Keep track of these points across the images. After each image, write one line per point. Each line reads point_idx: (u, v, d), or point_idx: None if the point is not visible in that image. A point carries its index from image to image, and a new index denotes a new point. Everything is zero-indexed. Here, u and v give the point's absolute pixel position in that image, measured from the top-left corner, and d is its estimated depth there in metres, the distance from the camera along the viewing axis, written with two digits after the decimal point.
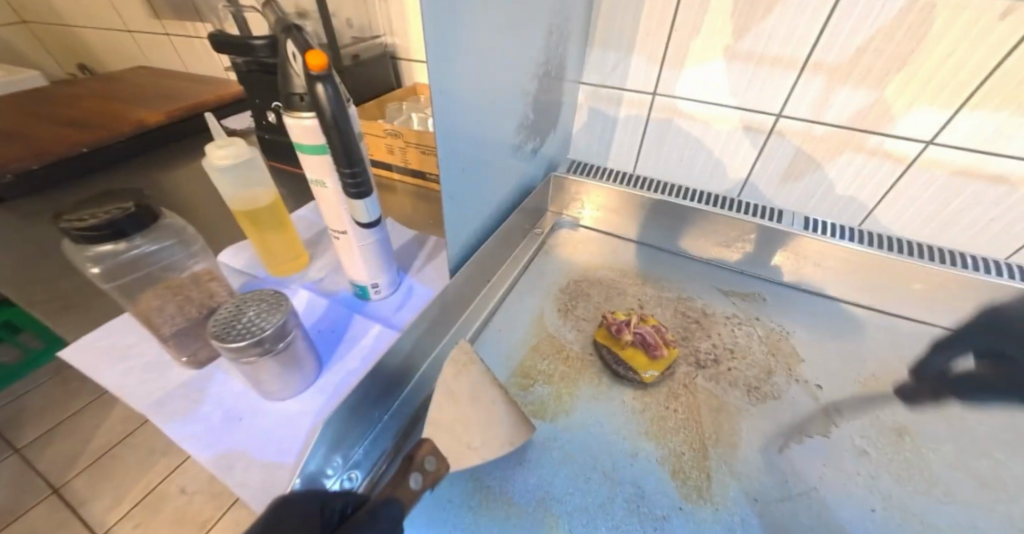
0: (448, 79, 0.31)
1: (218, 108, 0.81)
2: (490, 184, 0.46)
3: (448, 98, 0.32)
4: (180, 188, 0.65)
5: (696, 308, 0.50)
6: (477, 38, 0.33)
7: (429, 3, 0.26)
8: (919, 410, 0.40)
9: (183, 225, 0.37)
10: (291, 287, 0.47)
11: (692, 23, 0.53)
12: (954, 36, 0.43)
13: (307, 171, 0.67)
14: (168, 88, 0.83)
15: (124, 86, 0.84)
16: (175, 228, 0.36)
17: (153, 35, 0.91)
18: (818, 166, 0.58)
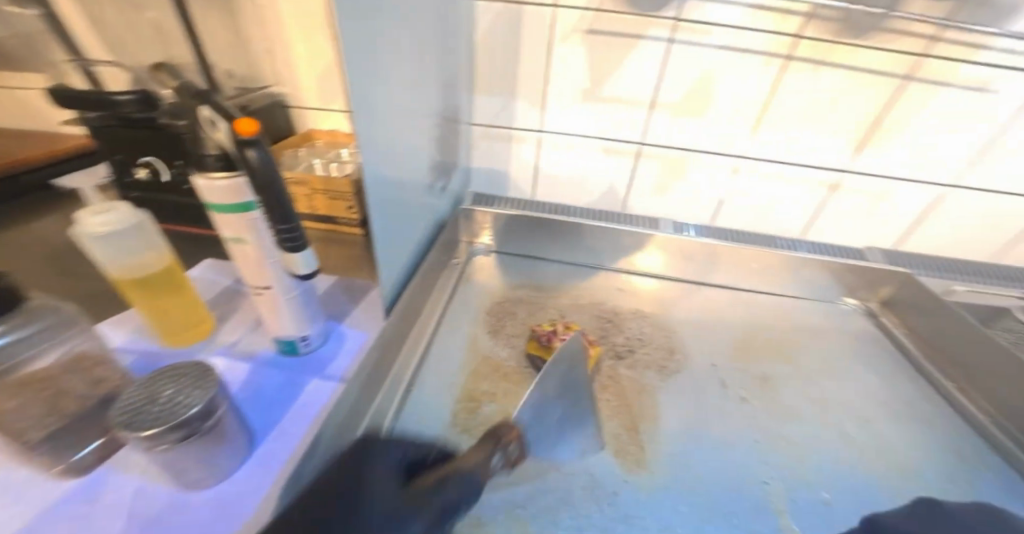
0: (371, 133, 0.34)
1: None
2: (411, 223, 0.49)
3: (372, 150, 0.34)
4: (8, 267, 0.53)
5: (608, 308, 0.57)
6: (390, 96, 0.37)
7: (354, 71, 0.29)
8: (774, 359, 0.53)
9: (54, 306, 0.31)
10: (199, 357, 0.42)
11: (562, 72, 0.63)
12: (742, 82, 0.60)
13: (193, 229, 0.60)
14: None
15: None
16: (45, 313, 0.31)
17: None
18: (674, 181, 0.72)
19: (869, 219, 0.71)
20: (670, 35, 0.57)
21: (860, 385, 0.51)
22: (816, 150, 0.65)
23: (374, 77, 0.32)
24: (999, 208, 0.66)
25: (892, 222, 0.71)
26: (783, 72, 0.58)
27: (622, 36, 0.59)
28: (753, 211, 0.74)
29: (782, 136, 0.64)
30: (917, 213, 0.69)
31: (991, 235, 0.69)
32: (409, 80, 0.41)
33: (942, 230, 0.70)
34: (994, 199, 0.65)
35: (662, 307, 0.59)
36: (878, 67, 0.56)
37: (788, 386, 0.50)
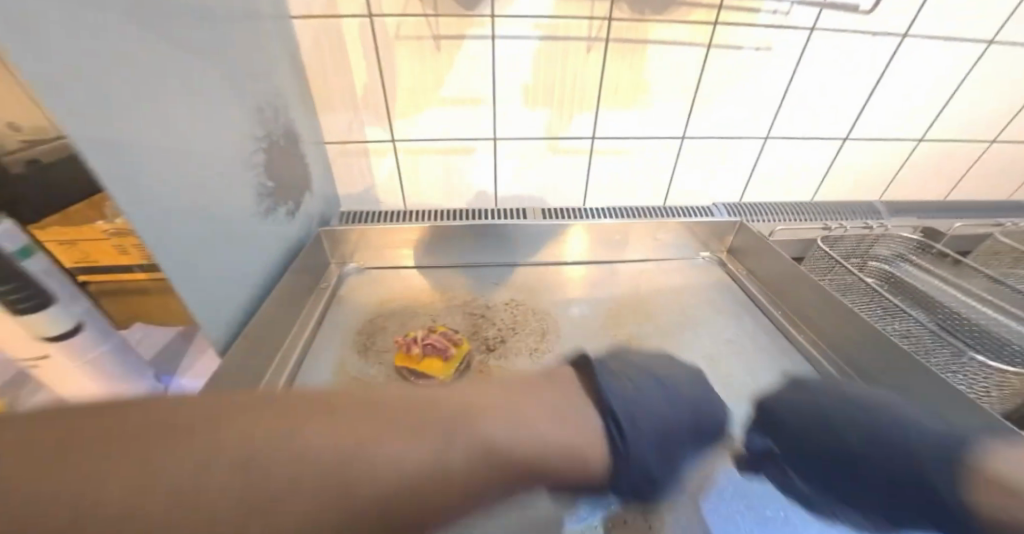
0: (139, 175, 0.31)
1: None
2: (244, 258, 0.46)
3: (143, 189, 0.31)
4: None
5: (479, 305, 0.58)
6: (163, 128, 0.34)
7: (90, 124, 0.26)
8: (637, 321, 0.57)
9: None
10: None
11: (400, 79, 0.63)
12: (570, 69, 0.63)
13: None
14: None
15: None
16: None
17: None
18: (537, 170, 0.74)
19: (713, 178, 0.79)
20: (492, 32, 0.59)
21: (708, 329, 0.56)
22: (653, 122, 0.70)
23: (127, 116, 0.29)
24: (808, 154, 0.77)
25: (731, 179, 0.79)
26: (605, 55, 0.62)
27: (447, 38, 0.60)
28: (615, 187, 0.78)
29: (620, 114, 0.69)
30: (748, 168, 0.78)
31: (807, 178, 0.80)
32: (197, 109, 0.38)
33: (771, 180, 0.80)
34: (802, 146, 0.76)
35: (535, 292, 0.61)
36: (683, 42, 0.62)
37: (650, 344, 0.53)
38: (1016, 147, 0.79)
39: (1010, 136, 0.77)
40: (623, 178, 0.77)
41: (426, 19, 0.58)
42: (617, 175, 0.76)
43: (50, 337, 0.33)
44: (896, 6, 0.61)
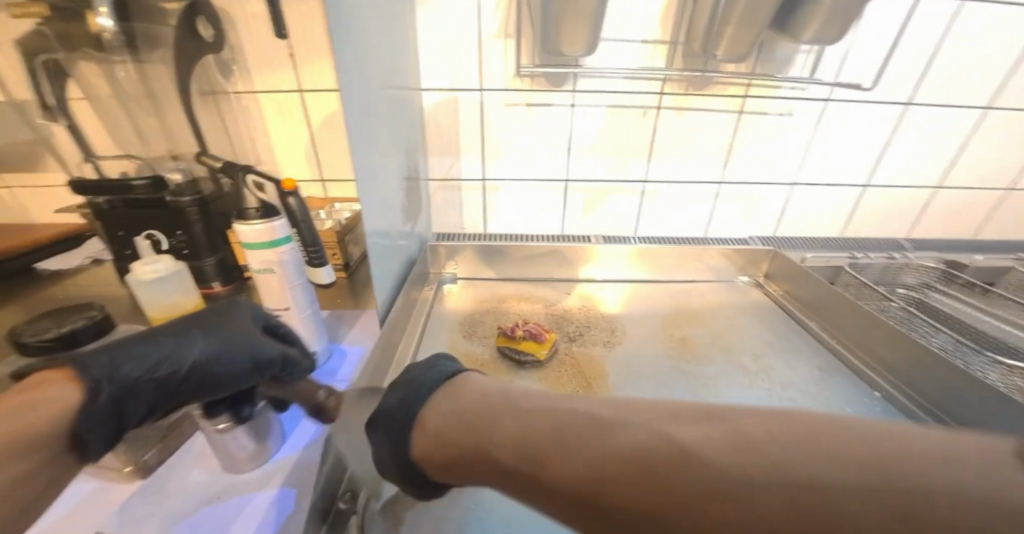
0: (366, 185, 0.48)
1: (75, 236, 0.73)
2: (394, 256, 0.62)
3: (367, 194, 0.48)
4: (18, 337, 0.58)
5: (557, 308, 0.71)
6: (375, 159, 0.51)
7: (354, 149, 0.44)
8: (689, 325, 0.68)
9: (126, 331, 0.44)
10: None
11: (497, 134, 0.82)
12: (630, 128, 0.80)
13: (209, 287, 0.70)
14: None
15: None
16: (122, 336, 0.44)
17: None
18: (598, 206, 0.90)
19: (748, 217, 0.92)
20: (572, 101, 0.78)
21: (752, 335, 0.66)
22: (696, 169, 0.85)
23: (364, 147, 0.47)
24: (835, 197, 0.89)
25: (766, 217, 0.92)
26: (658, 117, 0.79)
27: (536, 105, 0.79)
28: (664, 222, 0.92)
29: (669, 162, 0.84)
30: (780, 208, 0.91)
31: (836, 218, 0.92)
32: (385, 149, 0.56)
33: (801, 220, 0.92)
34: (829, 191, 0.88)
35: (598, 301, 0.74)
36: (721, 107, 0.79)
37: (703, 343, 0.64)
38: None
39: (1023, 184, 0.87)
40: (669, 214, 0.91)
41: (523, 92, 0.78)
42: (664, 211, 0.90)
43: (296, 294, 0.47)
44: (896, 80, 0.76)
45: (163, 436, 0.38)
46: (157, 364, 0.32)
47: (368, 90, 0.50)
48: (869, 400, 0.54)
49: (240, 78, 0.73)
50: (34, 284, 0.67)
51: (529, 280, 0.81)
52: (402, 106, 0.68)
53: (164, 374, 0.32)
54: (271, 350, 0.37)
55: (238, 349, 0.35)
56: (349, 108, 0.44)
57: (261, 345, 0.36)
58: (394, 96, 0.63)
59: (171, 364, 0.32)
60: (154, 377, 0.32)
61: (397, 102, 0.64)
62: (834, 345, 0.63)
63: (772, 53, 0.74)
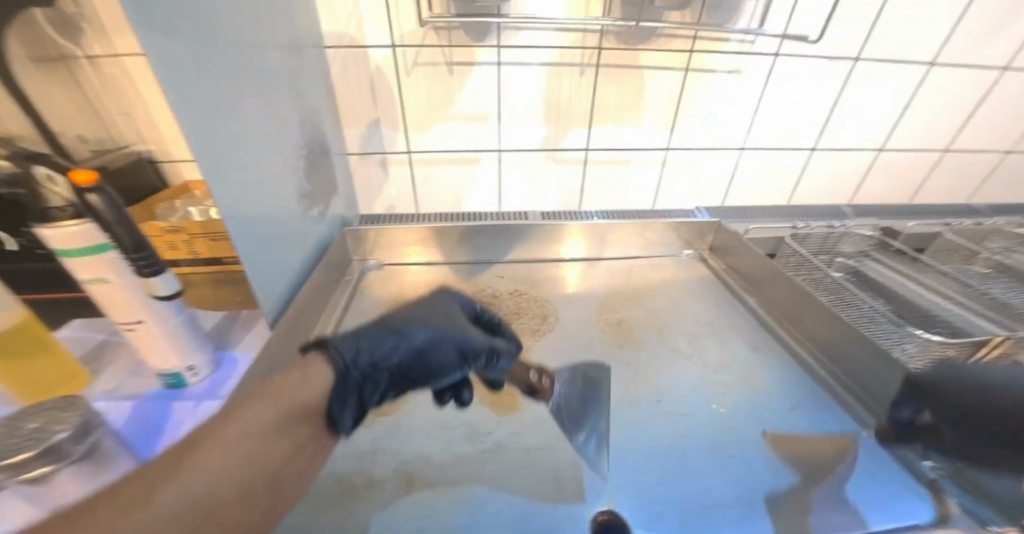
0: (221, 166, 0.39)
1: None
2: (289, 248, 0.54)
3: (224, 178, 0.40)
4: None
5: (487, 294, 0.66)
6: (238, 134, 0.42)
7: (190, 121, 0.35)
8: (625, 306, 0.64)
9: None
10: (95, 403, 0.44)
11: (419, 98, 0.73)
12: (564, 91, 0.73)
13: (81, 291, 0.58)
14: None
15: None
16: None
17: None
18: (538, 178, 0.83)
19: (696, 185, 0.87)
20: (498, 60, 0.69)
21: (689, 314, 0.64)
22: (640, 135, 0.79)
23: (213, 119, 0.38)
24: (782, 162, 0.85)
25: (712, 184, 0.88)
26: (596, 78, 0.72)
27: (459, 64, 0.69)
28: (608, 193, 0.87)
29: (609, 128, 0.78)
30: (728, 175, 0.86)
31: (783, 183, 0.88)
32: (258, 120, 0.47)
33: (749, 187, 0.89)
34: (775, 156, 0.84)
35: (533, 283, 0.69)
36: (663, 66, 0.72)
37: (637, 326, 0.60)
38: (967, 153, 0.88)
39: (960, 144, 0.86)
40: (613, 185, 0.86)
41: (442, 49, 0.68)
42: (608, 182, 0.85)
43: (148, 304, 0.40)
44: (844, 32, 0.71)
45: None
46: (399, 337, 0.33)
47: (223, 48, 0.40)
48: (796, 378, 0.53)
49: (91, 36, 0.59)
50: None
51: (461, 263, 0.75)
52: (295, 68, 0.58)
53: (395, 352, 0.32)
54: (479, 339, 0.37)
55: (455, 334, 0.36)
56: (184, 72, 0.34)
57: (467, 334, 0.36)
58: (276, 55, 0.53)
59: (410, 339, 0.34)
60: (400, 351, 0.33)
61: (282, 64, 0.54)
62: (769, 320, 0.61)
63: (717, 2, 0.67)
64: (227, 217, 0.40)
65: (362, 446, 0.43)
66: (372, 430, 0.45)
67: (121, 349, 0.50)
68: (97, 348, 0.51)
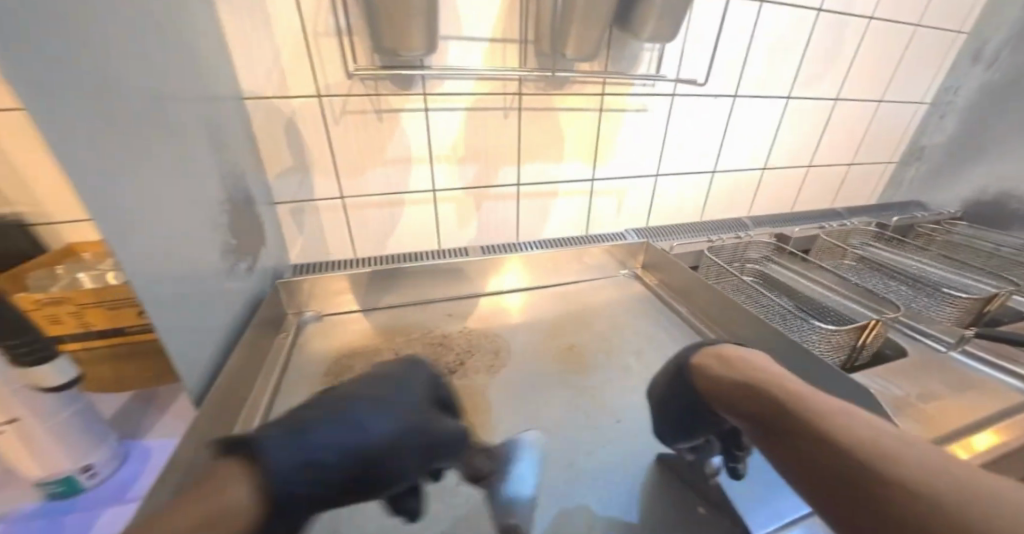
0: (123, 220, 0.36)
1: None
2: (213, 309, 0.49)
3: (124, 233, 0.36)
4: None
5: (438, 335, 0.65)
6: (141, 186, 0.39)
7: (84, 185, 0.32)
8: (574, 331, 0.67)
9: None
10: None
11: (348, 143, 0.72)
12: (494, 131, 0.77)
13: None
14: None
15: None
16: None
17: None
18: (475, 213, 0.85)
19: (621, 208, 0.95)
20: (425, 106, 0.71)
21: (631, 330, 0.68)
22: (567, 167, 0.85)
23: (111, 174, 0.35)
24: (690, 184, 0.97)
25: (635, 208, 0.96)
26: (520, 119, 0.77)
27: (387, 111, 0.70)
28: (544, 223, 0.91)
29: (539, 163, 0.83)
30: (647, 199, 0.96)
31: (693, 202, 1.00)
32: (169, 174, 0.44)
33: (666, 207, 0.98)
34: (683, 179, 0.96)
35: (484, 318, 0.70)
36: (578, 106, 0.79)
37: (588, 349, 0.63)
38: (825, 168, 1.07)
39: (818, 161, 1.05)
40: (548, 215, 0.90)
41: (369, 97, 0.68)
42: (543, 212, 0.90)
43: (33, 397, 0.33)
44: (722, 75, 0.84)
45: None
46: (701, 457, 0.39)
47: (124, 107, 0.38)
48: None
49: None
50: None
51: (408, 306, 0.73)
52: (212, 120, 0.55)
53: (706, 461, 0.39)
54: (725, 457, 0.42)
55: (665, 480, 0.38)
56: (73, 132, 0.31)
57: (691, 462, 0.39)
58: (188, 108, 0.50)
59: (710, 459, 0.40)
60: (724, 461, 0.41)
61: (196, 116, 0.51)
62: (701, 327, 0.68)
63: (617, 52, 0.76)
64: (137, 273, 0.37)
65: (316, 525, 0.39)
66: None
67: None
68: None
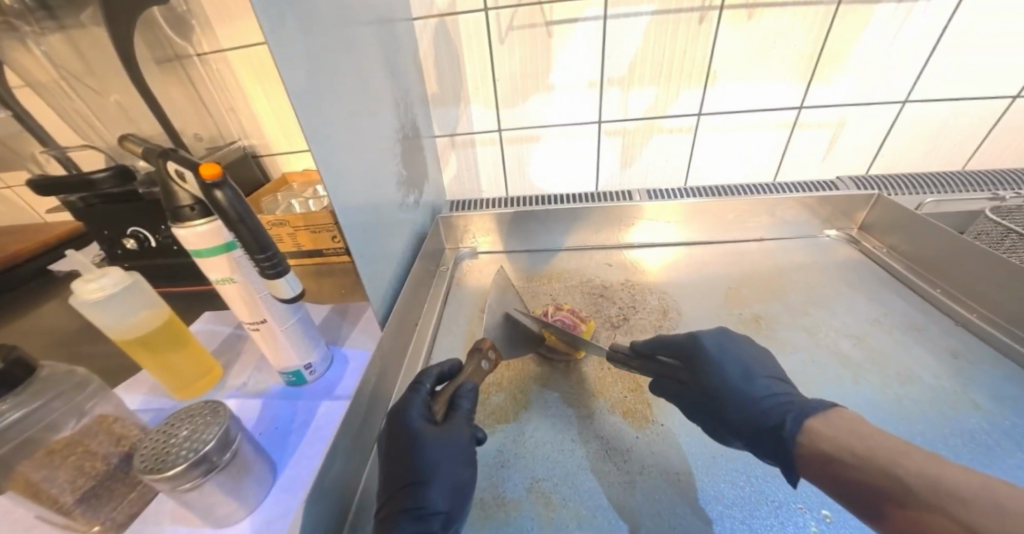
0: (326, 148, 0.36)
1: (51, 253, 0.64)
2: (393, 238, 0.51)
3: (329, 160, 0.37)
4: (30, 340, 0.54)
5: (596, 285, 0.61)
6: (340, 111, 0.39)
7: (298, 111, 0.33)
8: (762, 302, 0.56)
9: (199, 413, 0.33)
10: (226, 397, 0.44)
11: (512, 68, 0.65)
12: (680, 44, 0.62)
13: (210, 285, 0.61)
14: None
15: None
16: (216, 412, 0.33)
17: None
18: (640, 149, 0.74)
19: (834, 151, 0.73)
20: (603, 14, 0.60)
21: (849, 312, 0.52)
22: (771, 89, 0.66)
23: (315, 99, 0.35)
24: (967, 116, 0.66)
25: (858, 149, 0.72)
26: (718, 23, 0.60)
27: (560, 22, 0.61)
28: (722, 164, 0.75)
29: (730, 87, 0.66)
30: (881, 138, 0.70)
31: (960, 144, 0.70)
32: (359, 102, 0.44)
33: (910, 150, 0.71)
34: (956, 109, 0.66)
35: (646, 276, 0.62)
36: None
37: (781, 325, 0.52)
38: None
39: None
40: (730, 153, 0.74)
41: (541, 6, 0.60)
42: (725, 150, 0.73)
43: (272, 304, 0.39)
44: None
45: (138, 482, 0.34)
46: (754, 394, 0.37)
47: (321, 27, 0.37)
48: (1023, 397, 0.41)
49: (199, 33, 0.60)
50: (17, 298, 0.60)
51: (561, 250, 0.69)
52: (389, 43, 0.54)
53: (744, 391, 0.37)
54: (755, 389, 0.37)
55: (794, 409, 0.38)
56: (284, 53, 0.32)
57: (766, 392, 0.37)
58: (371, 32, 0.48)
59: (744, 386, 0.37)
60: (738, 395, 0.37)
61: (378, 39, 0.50)
62: (972, 318, 0.49)
63: None
64: (337, 199, 0.38)
65: (489, 455, 0.39)
66: (495, 437, 0.41)
67: (244, 342, 0.51)
68: (226, 339, 0.52)
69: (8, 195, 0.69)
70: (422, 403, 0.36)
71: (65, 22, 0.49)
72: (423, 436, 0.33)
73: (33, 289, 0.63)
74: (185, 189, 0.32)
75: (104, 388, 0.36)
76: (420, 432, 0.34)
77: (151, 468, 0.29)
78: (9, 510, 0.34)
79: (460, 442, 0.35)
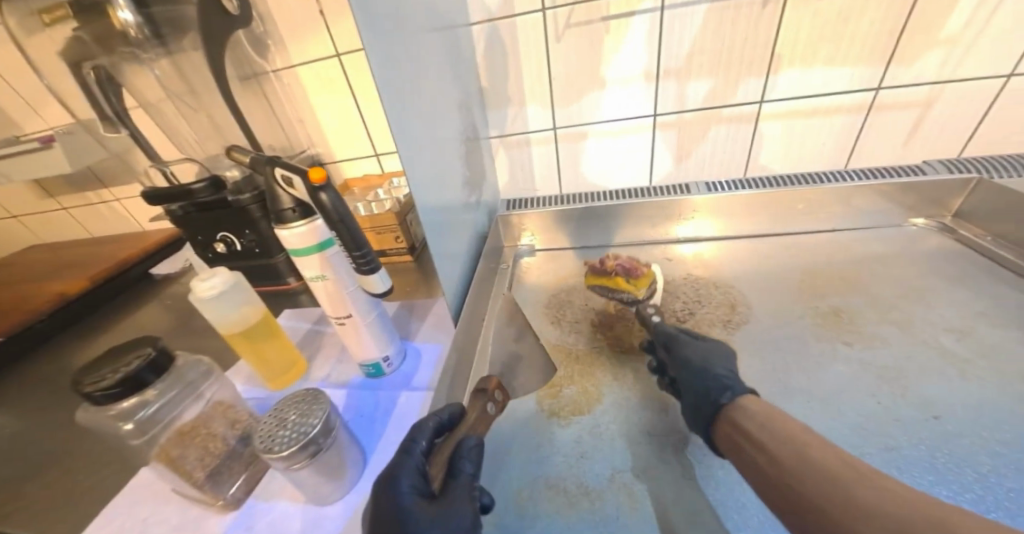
0: (408, 150, 0.38)
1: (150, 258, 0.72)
2: (459, 236, 0.53)
3: (411, 161, 0.39)
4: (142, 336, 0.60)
5: (658, 280, 0.60)
6: (418, 115, 0.41)
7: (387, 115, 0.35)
8: (843, 295, 0.52)
9: (302, 398, 0.36)
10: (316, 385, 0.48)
11: (566, 65, 0.66)
12: (743, 30, 0.60)
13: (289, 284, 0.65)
14: (73, 258, 0.72)
15: (16, 268, 0.72)
16: (317, 399, 0.36)
17: (41, 216, 0.81)
18: (698, 141, 0.72)
19: (917, 133, 0.67)
20: (661, 5, 0.59)
21: (947, 304, 0.49)
22: (845, 70, 0.62)
23: (398, 103, 0.37)
24: None
25: (946, 129, 0.66)
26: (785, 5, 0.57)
27: (616, 17, 0.61)
28: (787, 152, 0.72)
29: (799, 71, 0.63)
30: (975, 116, 0.64)
31: None
32: (432, 105, 0.46)
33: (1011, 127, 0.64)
34: None
35: (711, 269, 0.60)
36: None
37: (867, 319, 0.49)
38: None
39: None
40: (796, 140, 0.70)
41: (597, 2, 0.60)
42: (790, 137, 0.70)
43: (359, 299, 0.41)
44: None
45: (250, 461, 0.38)
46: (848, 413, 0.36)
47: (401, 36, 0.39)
48: None
49: (275, 51, 0.65)
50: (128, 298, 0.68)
51: (618, 245, 0.68)
52: (451, 48, 0.56)
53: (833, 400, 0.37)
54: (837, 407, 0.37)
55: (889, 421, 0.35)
56: (376, 63, 0.34)
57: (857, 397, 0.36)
58: (438, 38, 0.50)
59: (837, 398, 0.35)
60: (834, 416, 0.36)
61: (442, 45, 0.52)
62: None
63: None
64: (417, 197, 0.40)
65: (566, 446, 0.40)
66: (569, 429, 0.41)
67: (325, 336, 0.55)
68: (307, 334, 0.56)
69: (115, 207, 0.78)
70: (414, 470, 0.32)
71: (169, 49, 0.54)
72: (411, 515, 0.29)
73: (140, 290, 0.70)
74: (289, 192, 0.35)
75: (221, 375, 0.39)
76: (410, 506, 0.29)
77: (268, 447, 0.32)
78: (148, 483, 0.39)
79: (460, 519, 0.29)
